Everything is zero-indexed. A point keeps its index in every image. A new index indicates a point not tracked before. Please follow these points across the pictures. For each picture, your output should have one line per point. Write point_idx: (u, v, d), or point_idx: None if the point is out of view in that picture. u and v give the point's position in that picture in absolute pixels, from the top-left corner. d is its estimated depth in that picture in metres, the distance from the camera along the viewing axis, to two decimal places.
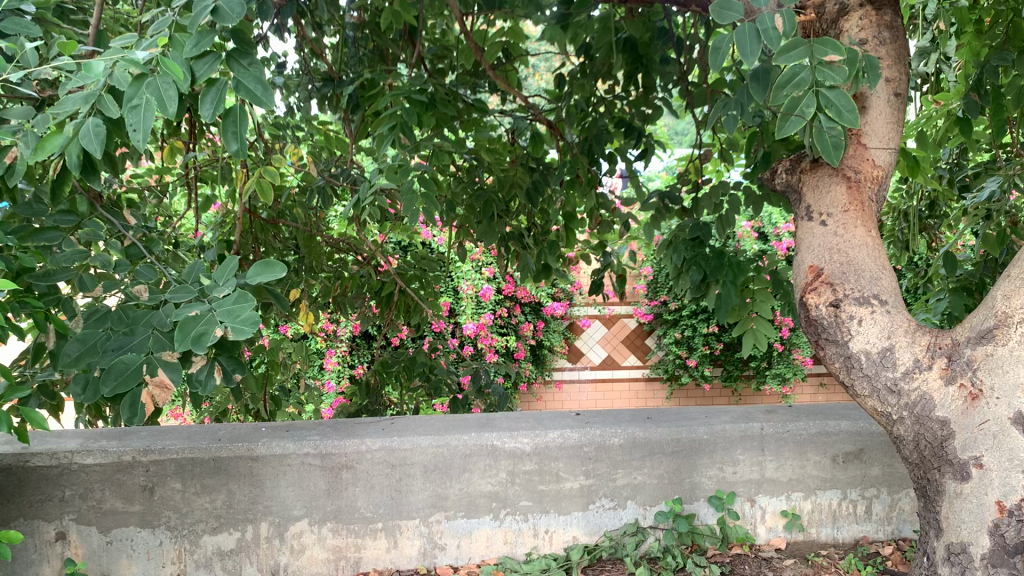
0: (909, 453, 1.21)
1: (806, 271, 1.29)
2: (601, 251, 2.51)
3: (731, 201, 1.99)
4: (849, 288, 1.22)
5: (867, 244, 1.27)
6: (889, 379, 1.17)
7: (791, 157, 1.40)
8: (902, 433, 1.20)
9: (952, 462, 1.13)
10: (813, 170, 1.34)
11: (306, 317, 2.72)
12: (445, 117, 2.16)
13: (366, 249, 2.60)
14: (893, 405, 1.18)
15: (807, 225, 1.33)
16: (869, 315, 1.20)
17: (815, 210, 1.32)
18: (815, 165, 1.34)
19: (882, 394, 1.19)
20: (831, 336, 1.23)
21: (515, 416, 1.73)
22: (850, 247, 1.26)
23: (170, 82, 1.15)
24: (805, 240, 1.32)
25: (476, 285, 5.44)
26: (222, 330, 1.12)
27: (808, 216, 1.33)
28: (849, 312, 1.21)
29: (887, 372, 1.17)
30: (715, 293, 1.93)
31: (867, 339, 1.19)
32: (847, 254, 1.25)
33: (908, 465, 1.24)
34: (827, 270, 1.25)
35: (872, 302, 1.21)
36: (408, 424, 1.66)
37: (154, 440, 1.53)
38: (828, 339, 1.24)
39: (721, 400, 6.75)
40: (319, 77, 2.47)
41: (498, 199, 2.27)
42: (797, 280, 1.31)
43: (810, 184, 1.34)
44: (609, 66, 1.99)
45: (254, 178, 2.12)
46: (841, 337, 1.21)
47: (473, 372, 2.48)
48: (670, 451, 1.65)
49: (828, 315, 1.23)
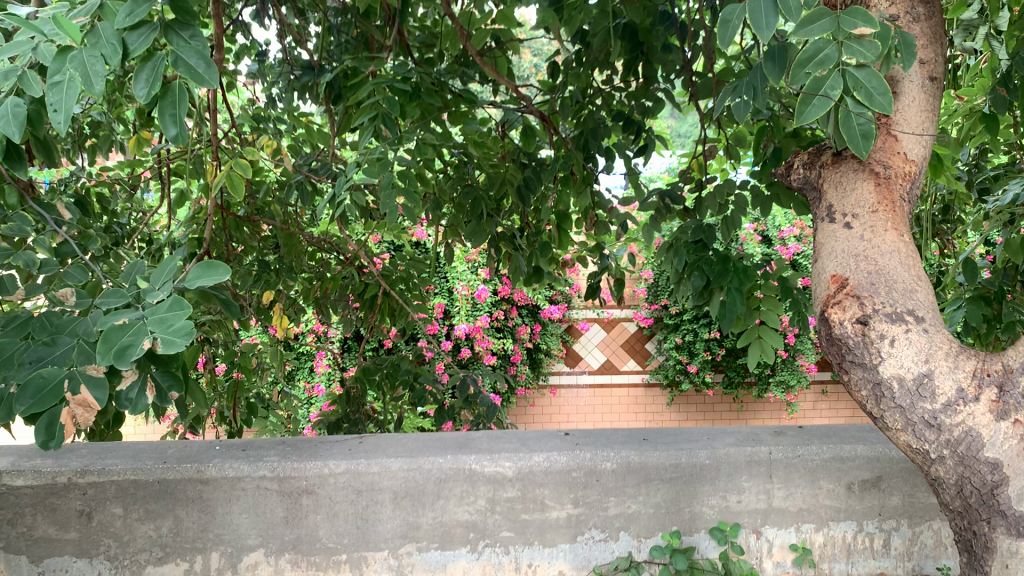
0: (951, 499, 1.07)
1: (828, 281, 1.14)
2: (598, 254, 2.37)
3: (737, 201, 1.84)
4: (879, 301, 1.07)
5: (898, 251, 1.12)
6: (927, 412, 1.02)
7: (809, 150, 1.26)
8: (941, 475, 1.05)
9: (1006, 514, 0.99)
10: (836, 165, 1.19)
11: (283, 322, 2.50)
12: (430, 108, 2.01)
13: (350, 249, 2.45)
14: (931, 442, 1.03)
15: (828, 226, 1.18)
16: (903, 334, 1.04)
17: (838, 211, 1.17)
18: (838, 159, 1.19)
19: (918, 429, 1.03)
20: (857, 358, 1.07)
21: (496, 436, 1.59)
22: (880, 254, 1.11)
23: (98, 55, 0.99)
24: (826, 244, 1.17)
25: (472, 285, 5.27)
26: (151, 342, 0.98)
27: (829, 218, 1.18)
28: (880, 331, 1.05)
29: (925, 403, 1.02)
30: (720, 300, 1.77)
31: (901, 363, 1.03)
32: (875, 262, 1.10)
33: (947, 512, 1.10)
34: (853, 281, 1.10)
35: (906, 319, 1.05)
36: (378, 444, 1.53)
37: (96, 459, 1.42)
38: (853, 362, 1.08)
39: (722, 407, 6.62)
40: (299, 65, 2.32)
41: (487, 197, 2.13)
42: (817, 291, 1.16)
43: (831, 179, 1.19)
44: (607, 54, 1.84)
45: (225, 172, 1.98)
46: (870, 360, 1.05)
47: (461, 382, 2.33)
48: (669, 477, 1.50)
49: (854, 333, 1.07)
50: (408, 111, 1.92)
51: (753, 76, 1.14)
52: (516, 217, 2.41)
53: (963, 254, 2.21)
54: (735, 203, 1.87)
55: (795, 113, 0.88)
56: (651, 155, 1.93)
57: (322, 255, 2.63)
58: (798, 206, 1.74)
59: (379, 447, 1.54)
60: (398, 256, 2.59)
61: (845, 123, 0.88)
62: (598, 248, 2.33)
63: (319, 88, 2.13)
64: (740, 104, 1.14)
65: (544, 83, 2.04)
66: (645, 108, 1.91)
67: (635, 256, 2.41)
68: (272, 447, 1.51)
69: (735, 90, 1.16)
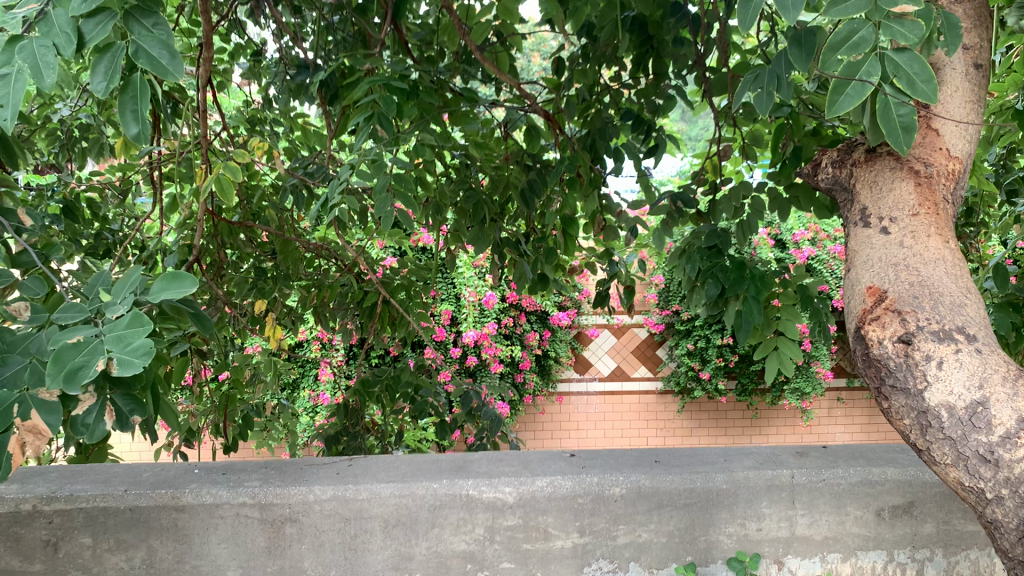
0: (1009, 546, 0.90)
1: (863, 293, 1.03)
2: (607, 260, 2.27)
3: (754, 205, 1.72)
4: (923, 316, 0.96)
5: (943, 258, 1.01)
6: (982, 446, 0.88)
7: (840, 147, 1.18)
8: (997, 518, 0.90)
9: None
10: (870, 163, 1.10)
11: (274, 332, 2.36)
12: (428, 106, 1.91)
13: (349, 256, 2.35)
14: (986, 481, 0.89)
15: (863, 232, 1.08)
16: (952, 356, 0.92)
17: (874, 213, 1.07)
18: (872, 158, 1.11)
19: (971, 464, 0.89)
20: (898, 381, 0.96)
21: (496, 458, 1.49)
22: (923, 263, 1.00)
23: (49, 45, 0.90)
24: (861, 251, 1.07)
25: (479, 292, 5.18)
26: (107, 362, 0.88)
27: (864, 222, 1.08)
28: (925, 352, 0.94)
29: (980, 435, 0.88)
30: (735, 310, 1.67)
31: (950, 389, 0.91)
32: (917, 272, 0.99)
33: (1005, 563, 0.94)
34: (893, 295, 0.99)
35: (956, 338, 0.93)
36: (369, 467, 1.44)
37: (65, 484, 1.35)
38: (895, 387, 0.97)
39: (735, 415, 6.49)
40: (294, 64, 2.23)
41: (489, 201, 2.04)
42: (852, 305, 1.05)
43: (865, 179, 1.10)
44: (614, 49, 1.73)
45: (213, 176, 1.89)
46: (915, 385, 0.94)
47: (462, 395, 2.22)
48: (682, 503, 1.40)
49: (895, 353, 0.96)
50: (405, 111, 1.83)
51: (776, 64, 1.05)
52: (522, 222, 2.31)
53: (993, 260, 2.10)
54: (751, 206, 1.76)
55: (826, 104, 0.78)
56: (662, 155, 1.81)
57: (319, 262, 2.54)
58: (819, 208, 1.65)
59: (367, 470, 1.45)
60: (399, 263, 2.50)
61: (884, 113, 0.78)
62: (607, 254, 2.24)
63: (313, 87, 2.03)
64: (763, 96, 1.04)
65: (548, 80, 1.93)
66: (655, 106, 1.82)
67: (645, 262, 2.31)
68: (254, 470, 1.43)
69: (755, 80, 1.06)
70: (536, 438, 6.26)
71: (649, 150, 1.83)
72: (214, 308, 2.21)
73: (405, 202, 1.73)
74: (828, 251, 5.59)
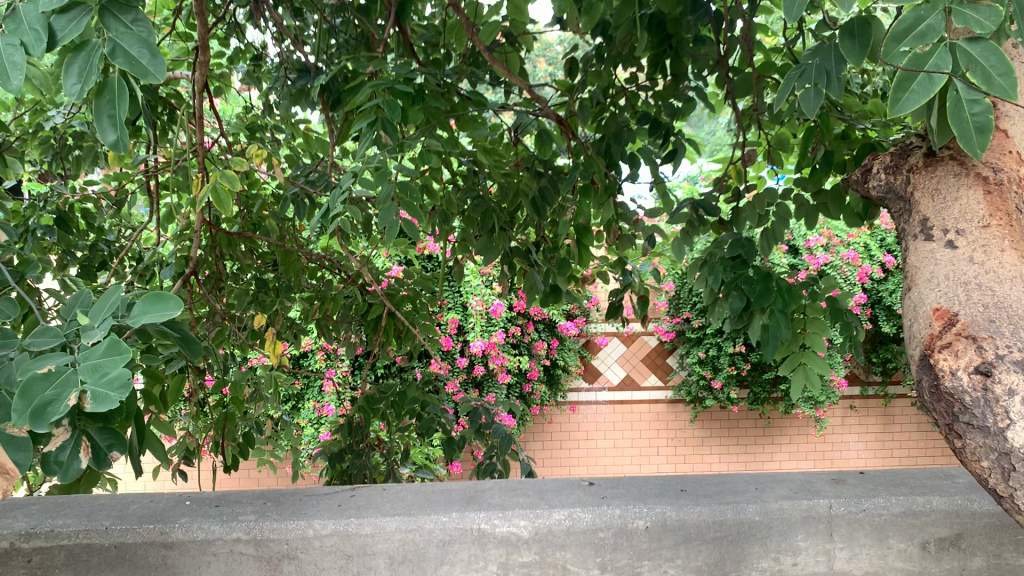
0: None
1: (929, 316, 0.94)
2: (620, 269, 2.19)
3: (779, 211, 1.64)
4: (1002, 344, 0.87)
5: (1020, 276, 0.92)
6: None
7: (893, 151, 1.11)
8: None
9: None
10: (931, 169, 1.02)
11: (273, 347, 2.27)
12: (434, 112, 1.82)
13: (354, 267, 2.26)
14: None
15: (924, 245, 0.99)
16: None
17: (936, 224, 0.98)
18: (932, 163, 1.03)
19: None
20: (973, 418, 0.87)
21: (508, 487, 1.43)
22: (998, 283, 0.91)
23: (15, 44, 0.81)
24: (923, 268, 0.98)
25: (487, 301, 5.07)
26: (80, 396, 0.79)
27: (926, 235, 0.99)
28: (1007, 385, 0.85)
29: None
30: (761, 323, 1.57)
31: None
32: (992, 293, 0.91)
33: None
34: (965, 318, 0.90)
35: None
36: (372, 499, 1.37)
37: (45, 520, 1.30)
38: (971, 424, 0.87)
39: (747, 423, 6.39)
40: (294, 68, 2.15)
41: (498, 210, 1.94)
42: (916, 329, 0.96)
43: (926, 187, 1.01)
44: (631, 48, 1.64)
45: (209, 185, 1.80)
46: (995, 422, 0.85)
47: (470, 412, 2.15)
48: (711, 537, 1.33)
49: (971, 387, 0.87)
50: (410, 116, 1.75)
51: (826, 60, 0.95)
52: (530, 230, 2.21)
53: None
54: (776, 214, 1.67)
55: (886, 100, 0.69)
56: (680, 161, 1.72)
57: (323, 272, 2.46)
58: (848, 216, 1.56)
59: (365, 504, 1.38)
60: (405, 274, 2.41)
61: (955, 112, 0.68)
62: (622, 263, 2.15)
63: (314, 91, 1.95)
64: (811, 94, 0.95)
65: (560, 82, 1.83)
66: (672, 109, 1.73)
67: (660, 272, 2.21)
68: (249, 502, 1.37)
69: (801, 76, 0.96)
70: (546, 449, 6.17)
71: (667, 156, 1.74)
72: (213, 324, 2.14)
73: (411, 212, 1.65)
74: (841, 256, 5.56)
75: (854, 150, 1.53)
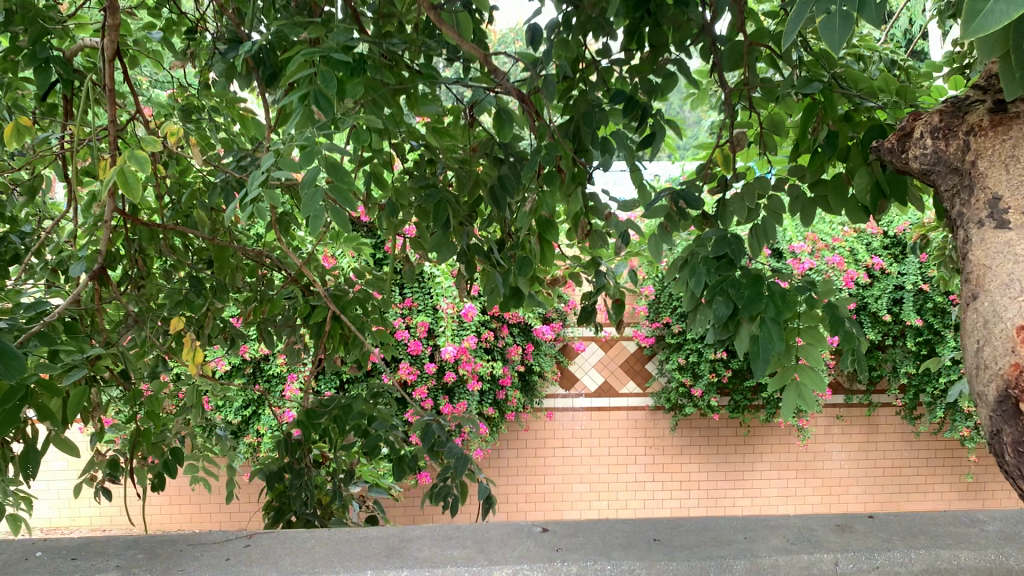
0: None
1: (1011, 335, 0.88)
2: (592, 270, 1.98)
3: (771, 205, 1.42)
4: None
5: None
6: None
7: (945, 111, 1.02)
8: None
9: None
10: (1000, 137, 0.94)
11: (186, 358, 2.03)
12: (378, 86, 1.58)
13: (297, 266, 2.03)
14: None
15: (994, 234, 0.93)
16: None
17: (1009, 207, 0.92)
18: (1001, 126, 0.95)
19: None
20: None
21: (423, 536, 1.55)
22: None
23: None
24: (993, 262, 0.92)
25: (457, 303, 4.90)
26: None
27: (999, 222, 0.93)
28: None
29: None
30: (750, 335, 1.34)
31: None
32: None
33: None
34: None
35: None
36: (270, 552, 1.49)
37: None
38: None
39: (728, 432, 6.20)
40: (229, 39, 1.91)
41: (454, 202, 1.72)
42: (992, 348, 0.91)
43: (999, 160, 0.94)
44: (603, 11, 1.42)
45: (116, 166, 1.55)
46: None
47: (423, 428, 1.90)
48: None
49: None
50: (348, 89, 1.52)
51: None
52: (496, 227, 2.00)
53: None
54: (767, 208, 1.44)
55: (962, 16, 0.54)
56: (659, 147, 1.48)
57: (263, 271, 2.22)
58: (850, 210, 1.34)
59: (268, 550, 1.50)
60: (356, 274, 2.18)
61: None
62: (594, 264, 1.94)
63: (245, 61, 1.71)
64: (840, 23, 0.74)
65: (524, 55, 1.59)
66: (650, 87, 1.51)
67: (637, 273, 1.99)
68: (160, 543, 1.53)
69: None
70: (520, 456, 6.05)
71: (643, 141, 1.49)
72: (125, 329, 1.89)
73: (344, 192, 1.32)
74: (826, 261, 5.42)
75: (861, 134, 1.34)
